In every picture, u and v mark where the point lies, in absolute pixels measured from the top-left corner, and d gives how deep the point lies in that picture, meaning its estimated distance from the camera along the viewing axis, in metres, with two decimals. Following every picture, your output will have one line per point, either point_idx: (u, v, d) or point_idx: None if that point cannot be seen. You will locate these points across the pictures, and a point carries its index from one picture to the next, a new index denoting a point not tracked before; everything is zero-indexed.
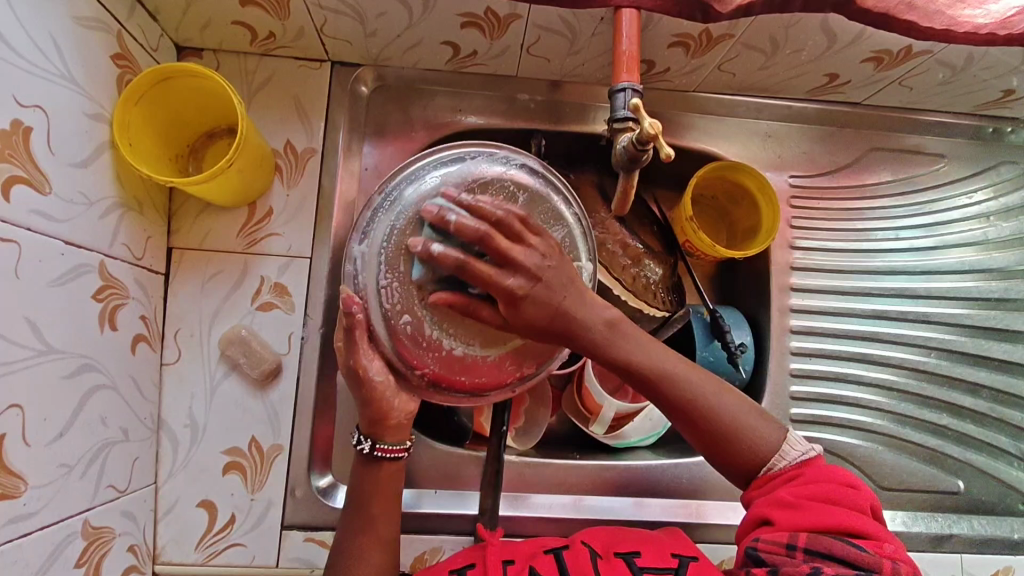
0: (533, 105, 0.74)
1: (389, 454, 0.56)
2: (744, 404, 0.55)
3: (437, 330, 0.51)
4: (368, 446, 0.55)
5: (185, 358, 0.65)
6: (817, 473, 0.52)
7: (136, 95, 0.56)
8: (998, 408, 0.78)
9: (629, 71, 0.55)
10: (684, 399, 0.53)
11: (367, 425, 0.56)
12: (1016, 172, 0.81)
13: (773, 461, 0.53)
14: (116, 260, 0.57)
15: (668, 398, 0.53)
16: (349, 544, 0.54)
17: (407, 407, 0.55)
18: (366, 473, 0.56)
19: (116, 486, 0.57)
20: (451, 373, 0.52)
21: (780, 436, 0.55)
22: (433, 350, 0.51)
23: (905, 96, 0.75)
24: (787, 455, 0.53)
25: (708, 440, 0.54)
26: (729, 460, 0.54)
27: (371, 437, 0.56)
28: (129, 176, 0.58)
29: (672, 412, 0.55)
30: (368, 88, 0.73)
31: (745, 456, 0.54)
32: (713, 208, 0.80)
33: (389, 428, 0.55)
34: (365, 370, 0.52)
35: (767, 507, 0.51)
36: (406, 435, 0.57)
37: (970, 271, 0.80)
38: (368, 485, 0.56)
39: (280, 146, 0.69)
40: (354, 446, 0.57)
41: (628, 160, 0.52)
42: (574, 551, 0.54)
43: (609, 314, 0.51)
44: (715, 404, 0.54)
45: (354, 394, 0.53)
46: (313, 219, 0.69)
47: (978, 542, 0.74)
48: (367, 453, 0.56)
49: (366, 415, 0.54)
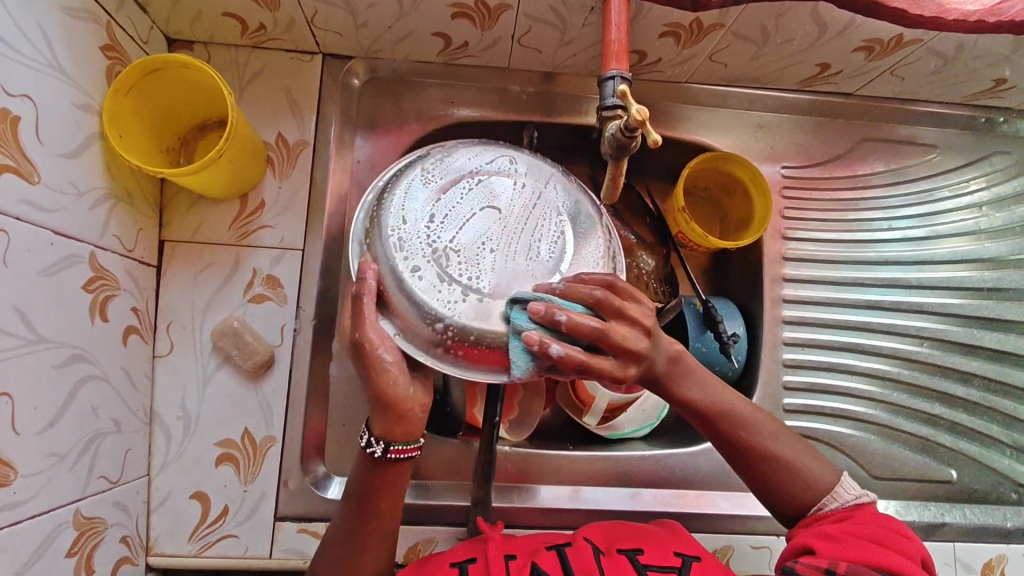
0: (524, 96, 0.75)
1: (402, 455, 0.51)
2: (803, 447, 0.56)
3: (446, 274, 0.50)
4: (381, 449, 0.51)
5: (178, 350, 0.65)
6: (870, 517, 0.51)
7: (126, 86, 0.56)
8: (991, 397, 0.78)
9: (618, 59, 0.55)
10: (746, 441, 0.54)
11: (379, 423, 0.50)
12: (1009, 162, 0.81)
13: (825, 501, 0.53)
14: (106, 251, 0.57)
15: (728, 433, 0.54)
16: (337, 539, 0.53)
17: (421, 396, 0.51)
18: (376, 474, 0.52)
19: (108, 477, 0.57)
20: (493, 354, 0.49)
21: (834, 478, 0.54)
22: (450, 296, 0.50)
23: (898, 87, 0.75)
24: (840, 498, 0.53)
25: (763, 481, 0.55)
26: (782, 500, 0.54)
27: (384, 440, 0.51)
28: (120, 167, 0.58)
29: (731, 450, 0.55)
30: (360, 81, 0.73)
31: (796, 495, 0.54)
32: (707, 200, 0.79)
33: (400, 421, 0.50)
34: (372, 344, 0.48)
35: (808, 536, 0.51)
36: (419, 433, 0.52)
37: (963, 261, 0.80)
38: (379, 489, 0.52)
39: (272, 139, 0.69)
40: (364, 448, 0.52)
41: (617, 147, 0.52)
42: (577, 548, 0.54)
43: (673, 348, 0.52)
44: (776, 443, 0.55)
45: (360, 373, 0.49)
46: (305, 210, 0.69)
47: (971, 530, 0.73)
48: (379, 456, 0.51)
49: (372, 401, 0.50)
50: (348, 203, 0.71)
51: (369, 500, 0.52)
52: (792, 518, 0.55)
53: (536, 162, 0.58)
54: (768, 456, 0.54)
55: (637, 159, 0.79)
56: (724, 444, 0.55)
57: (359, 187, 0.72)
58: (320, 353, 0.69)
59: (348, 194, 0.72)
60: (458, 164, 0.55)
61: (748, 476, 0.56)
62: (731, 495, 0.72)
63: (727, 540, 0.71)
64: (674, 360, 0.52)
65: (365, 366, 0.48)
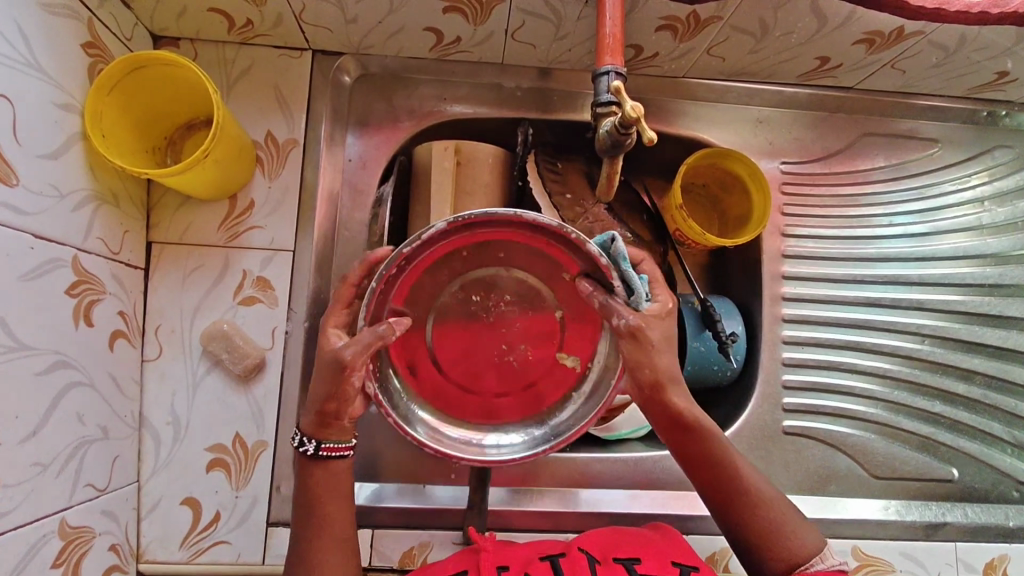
0: (519, 92, 0.73)
1: (334, 453, 0.54)
2: (788, 499, 0.54)
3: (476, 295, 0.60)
4: (312, 446, 0.53)
5: (167, 354, 0.64)
6: None
7: (108, 85, 0.55)
8: (993, 395, 0.77)
9: (613, 52, 0.53)
10: (745, 479, 0.54)
11: (311, 425, 0.54)
12: (1011, 156, 0.80)
13: (812, 561, 0.50)
14: (91, 254, 0.55)
15: (719, 464, 0.54)
16: (306, 547, 0.51)
17: (353, 409, 0.53)
18: (308, 476, 0.54)
19: (95, 485, 0.56)
20: (569, 253, 0.56)
21: (820, 540, 0.52)
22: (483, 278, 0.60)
23: (899, 79, 0.73)
24: (827, 560, 0.50)
25: (750, 523, 0.52)
26: (760, 549, 0.52)
27: (316, 438, 0.53)
28: (103, 168, 0.57)
29: (720, 487, 0.54)
30: (351, 78, 0.71)
31: (780, 546, 0.51)
32: (703, 194, 0.78)
33: (331, 425, 0.53)
34: (347, 365, 0.50)
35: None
36: (350, 433, 0.55)
37: (964, 257, 0.78)
38: (315, 485, 0.53)
39: (262, 138, 0.67)
40: (295, 448, 0.54)
41: (612, 144, 0.51)
42: (571, 559, 0.52)
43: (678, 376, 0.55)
44: (767, 493, 0.53)
45: (319, 378, 0.52)
46: (295, 211, 0.67)
47: (972, 529, 0.72)
48: (311, 454, 0.53)
49: (316, 406, 0.53)
50: (339, 203, 0.70)
51: (305, 497, 0.53)
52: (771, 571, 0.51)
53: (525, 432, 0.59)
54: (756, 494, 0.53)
55: (634, 154, 0.77)
56: (716, 480, 0.54)
57: (350, 186, 0.70)
58: None
59: (340, 194, 0.70)
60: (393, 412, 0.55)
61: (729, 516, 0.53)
62: None
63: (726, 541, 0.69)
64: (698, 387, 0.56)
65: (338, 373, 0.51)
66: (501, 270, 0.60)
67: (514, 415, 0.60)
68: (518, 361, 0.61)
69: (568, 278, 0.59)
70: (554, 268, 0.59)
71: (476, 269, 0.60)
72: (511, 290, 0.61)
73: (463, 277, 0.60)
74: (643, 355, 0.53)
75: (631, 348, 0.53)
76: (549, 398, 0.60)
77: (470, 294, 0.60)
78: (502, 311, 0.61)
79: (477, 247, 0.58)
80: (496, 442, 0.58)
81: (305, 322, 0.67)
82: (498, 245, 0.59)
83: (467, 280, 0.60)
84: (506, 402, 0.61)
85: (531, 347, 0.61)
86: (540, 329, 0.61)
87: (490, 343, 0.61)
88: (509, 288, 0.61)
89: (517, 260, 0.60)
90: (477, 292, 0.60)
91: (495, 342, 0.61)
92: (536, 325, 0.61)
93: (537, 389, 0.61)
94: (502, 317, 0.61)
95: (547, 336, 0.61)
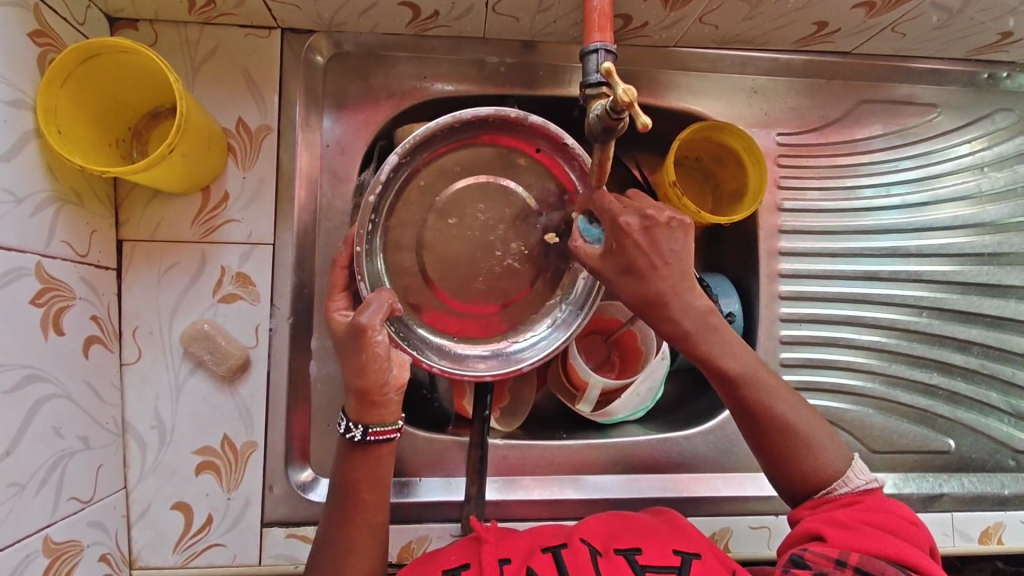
0: (503, 68, 0.69)
1: (381, 437, 0.52)
2: (819, 422, 0.53)
3: (453, 220, 0.62)
4: (359, 433, 0.52)
5: (147, 356, 0.61)
6: (880, 505, 0.50)
7: (61, 74, 0.51)
8: (990, 364, 0.77)
9: (601, 29, 0.50)
10: (772, 404, 0.53)
11: (353, 408, 0.52)
12: (1011, 119, 0.78)
13: (835, 486, 0.51)
14: (56, 260, 0.52)
15: (745, 393, 0.53)
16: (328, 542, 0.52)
17: (395, 381, 0.52)
18: (353, 458, 0.53)
19: (79, 497, 0.54)
20: (507, 130, 0.61)
21: (845, 462, 0.52)
22: (452, 203, 0.62)
23: (898, 43, 0.70)
24: (850, 482, 0.51)
25: (775, 453, 0.53)
26: (790, 476, 0.53)
27: (361, 424, 0.52)
28: (62, 166, 0.53)
29: (748, 413, 0.53)
30: (324, 57, 0.67)
31: (806, 472, 0.52)
32: (696, 169, 0.76)
33: (374, 405, 0.51)
34: (365, 328, 0.48)
35: (821, 524, 0.49)
36: (396, 415, 0.53)
37: (962, 226, 0.77)
38: (352, 470, 0.53)
39: (232, 125, 0.63)
40: (342, 433, 0.53)
41: (602, 129, 0.47)
42: (574, 550, 0.52)
43: (702, 303, 0.52)
44: (794, 420, 0.53)
45: (344, 361, 0.49)
46: (273, 201, 0.64)
47: (968, 499, 0.73)
48: (357, 441, 0.52)
49: (356, 389, 0.51)
50: (319, 191, 0.67)
51: (344, 487, 0.53)
52: (798, 496, 0.53)
53: (532, 325, 0.65)
54: (783, 421, 0.52)
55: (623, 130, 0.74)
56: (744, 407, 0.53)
57: (329, 172, 0.67)
58: (299, 352, 0.66)
59: (318, 181, 0.67)
60: (437, 363, 0.60)
61: (752, 438, 0.54)
62: (728, 476, 0.71)
63: (725, 522, 0.69)
64: (702, 316, 0.52)
65: (356, 348, 0.48)
66: (461, 187, 0.62)
67: (530, 305, 0.65)
68: (520, 259, 0.64)
69: (522, 158, 0.64)
70: (501, 155, 0.63)
71: (440, 194, 0.62)
72: (479, 200, 0.63)
73: (431, 208, 0.62)
74: (638, 282, 0.51)
75: (622, 271, 0.51)
76: (549, 284, 0.65)
77: (445, 221, 0.62)
78: (482, 222, 0.63)
79: (431, 172, 0.62)
80: (530, 341, 0.64)
81: (289, 318, 0.65)
82: (446, 160, 0.62)
83: (438, 209, 0.62)
84: (504, 305, 0.65)
85: (523, 243, 0.64)
86: (528, 227, 0.64)
87: (488, 254, 0.63)
88: (476, 198, 0.63)
89: (471, 168, 0.63)
90: (452, 216, 0.62)
91: (490, 252, 0.63)
92: (521, 220, 0.63)
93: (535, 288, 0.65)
94: (483, 227, 0.63)
95: (533, 227, 0.64)
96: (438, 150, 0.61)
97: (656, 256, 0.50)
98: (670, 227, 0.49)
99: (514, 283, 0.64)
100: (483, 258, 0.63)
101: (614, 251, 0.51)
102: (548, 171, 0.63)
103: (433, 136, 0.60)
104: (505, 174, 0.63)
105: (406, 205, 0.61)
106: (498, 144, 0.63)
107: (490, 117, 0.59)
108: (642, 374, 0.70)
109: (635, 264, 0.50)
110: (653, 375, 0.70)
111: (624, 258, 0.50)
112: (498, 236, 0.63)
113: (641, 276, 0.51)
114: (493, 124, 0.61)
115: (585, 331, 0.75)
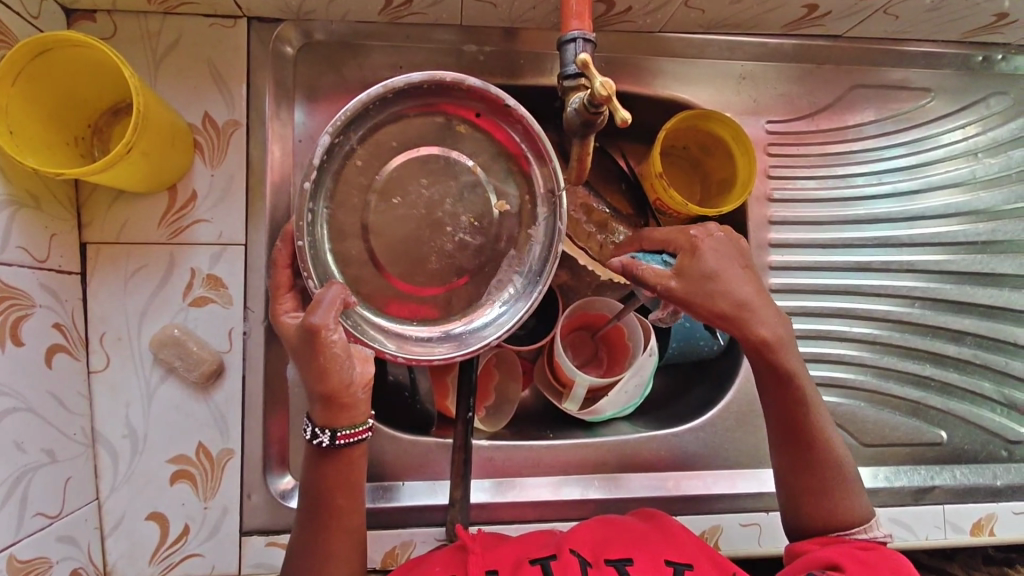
0: (482, 57, 0.67)
1: (351, 440, 0.50)
2: (859, 473, 0.56)
3: (394, 200, 0.59)
4: (328, 438, 0.50)
5: (116, 364, 0.59)
6: (893, 553, 0.51)
7: (13, 69, 0.48)
8: (983, 354, 0.75)
9: (580, 16, 0.47)
10: (824, 433, 0.55)
11: (321, 414, 0.50)
12: (1006, 103, 0.76)
13: (856, 530, 0.53)
14: (13, 267, 0.50)
15: (802, 411, 0.55)
16: (307, 553, 0.50)
17: (362, 379, 0.50)
18: (325, 463, 0.51)
19: (46, 513, 0.52)
20: (441, 95, 0.58)
21: (870, 512, 0.54)
22: (392, 183, 0.59)
23: (891, 26, 0.68)
24: (870, 531, 0.53)
25: (808, 475, 0.55)
26: (813, 506, 0.54)
27: (330, 429, 0.50)
28: (13, 168, 0.50)
29: (798, 431, 0.55)
30: (294, 48, 0.64)
31: (834, 506, 0.54)
32: (685, 159, 0.73)
33: (344, 408, 0.49)
34: (318, 329, 0.47)
35: (836, 553, 0.50)
36: (366, 415, 0.51)
37: (956, 214, 0.75)
38: (329, 479, 0.51)
39: (198, 120, 0.61)
40: (309, 439, 0.50)
41: (581, 124, 0.46)
42: (563, 561, 0.50)
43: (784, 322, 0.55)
44: (840, 456, 0.55)
45: (306, 364, 0.48)
46: (243, 200, 0.61)
47: (960, 491, 0.72)
48: (326, 446, 0.50)
49: (321, 395, 0.49)
50: (292, 187, 0.64)
51: (321, 495, 0.51)
52: (809, 525, 0.55)
53: (491, 302, 0.61)
54: (829, 446, 0.55)
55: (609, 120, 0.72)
56: (793, 426, 0.55)
57: (302, 168, 0.64)
58: (275, 355, 0.63)
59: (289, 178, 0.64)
60: (394, 351, 0.57)
61: (787, 457, 0.56)
62: (718, 473, 0.70)
63: (715, 520, 0.68)
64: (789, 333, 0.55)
65: (314, 351, 0.47)
66: (400, 163, 0.59)
67: (485, 281, 0.61)
68: (472, 233, 0.61)
69: (462, 125, 0.60)
70: (439, 124, 0.60)
71: (379, 172, 0.59)
72: (421, 174, 0.60)
73: (371, 189, 0.59)
74: (721, 284, 0.53)
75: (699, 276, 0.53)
76: (503, 254, 0.61)
77: (387, 202, 0.59)
78: (427, 198, 0.60)
79: (367, 151, 0.58)
80: (489, 318, 0.60)
81: (264, 321, 0.62)
82: (381, 134, 0.58)
83: (378, 189, 0.59)
84: (458, 284, 0.61)
85: (473, 216, 0.61)
86: (477, 199, 0.61)
87: (437, 233, 0.60)
88: (417, 173, 0.60)
89: (409, 142, 0.59)
90: (394, 196, 0.59)
91: (440, 229, 0.60)
92: (467, 191, 0.60)
93: (492, 264, 0.61)
94: (429, 204, 0.60)
95: (480, 199, 0.61)
96: (373, 126, 0.58)
97: (732, 264, 0.54)
98: (737, 242, 0.55)
99: (470, 260, 0.61)
100: (432, 237, 0.60)
101: (690, 262, 0.54)
102: (492, 136, 0.60)
103: (364, 109, 0.56)
104: (446, 143, 0.60)
105: (345, 186, 0.58)
106: (435, 112, 0.59)
107: (424, 83, 0.56)
108: (629, 371, 0.68)
109: (714, 267, 0.53)
110: (641, 372, 0.68)
111: (704, 263, 0.53)
112: (445, 212, 0.60)
113: (722, 284, 0.53)
114: (426, 90, 0.58)
115: (572, 327, 0.73)
